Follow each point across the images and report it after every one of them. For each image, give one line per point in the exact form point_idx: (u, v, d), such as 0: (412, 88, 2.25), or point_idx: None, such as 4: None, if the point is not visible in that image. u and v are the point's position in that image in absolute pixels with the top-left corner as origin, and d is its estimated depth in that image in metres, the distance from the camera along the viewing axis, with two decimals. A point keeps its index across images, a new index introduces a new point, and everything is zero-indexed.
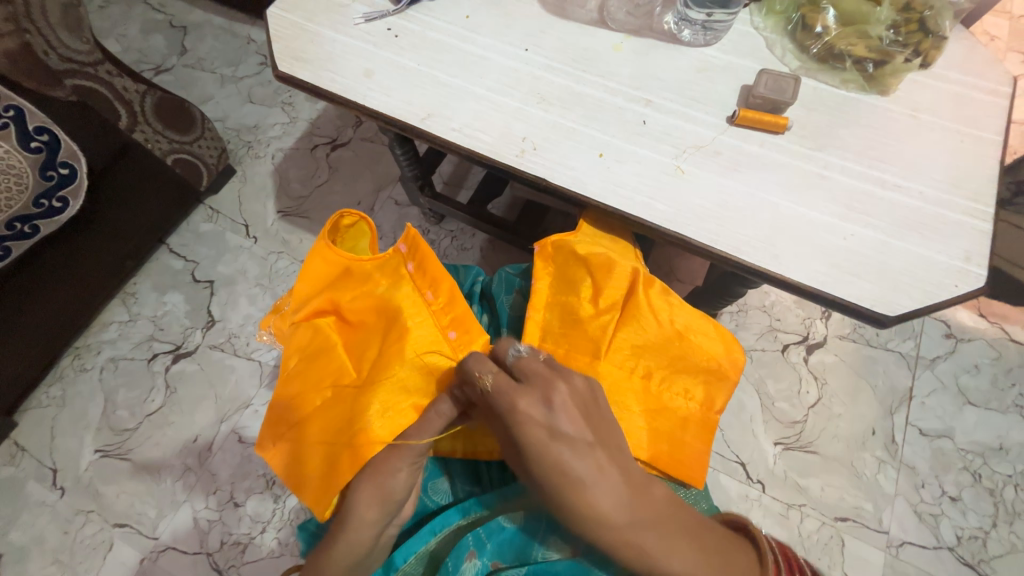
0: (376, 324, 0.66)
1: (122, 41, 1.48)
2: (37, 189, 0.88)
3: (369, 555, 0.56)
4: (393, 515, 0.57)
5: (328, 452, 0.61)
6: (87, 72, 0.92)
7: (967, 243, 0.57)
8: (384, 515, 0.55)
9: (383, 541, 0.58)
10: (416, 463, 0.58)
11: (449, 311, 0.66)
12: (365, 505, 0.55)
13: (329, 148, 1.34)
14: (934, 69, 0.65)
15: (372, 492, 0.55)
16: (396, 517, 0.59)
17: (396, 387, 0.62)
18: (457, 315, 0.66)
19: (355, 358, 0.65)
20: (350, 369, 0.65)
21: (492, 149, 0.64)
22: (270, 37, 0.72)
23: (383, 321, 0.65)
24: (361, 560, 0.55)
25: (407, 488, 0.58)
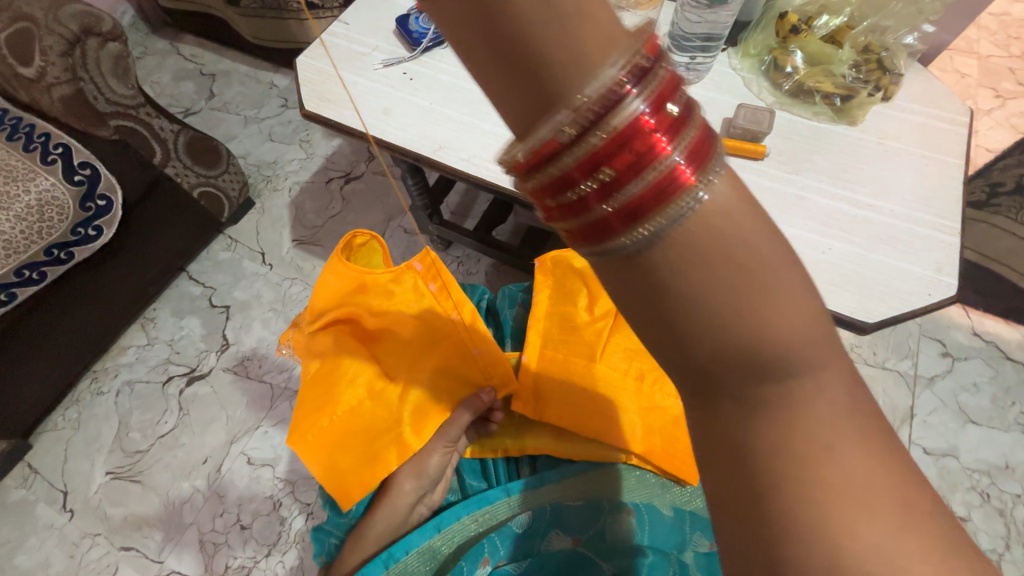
0: (401, 334, 0.69)
1: (155, 87, 1.62)
2: (76, 218, 0.96)
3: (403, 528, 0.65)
4: (423, 492, 0.66)
5: (361, 450, 0.65)
6: (129, 114, 1.03)
7: (937, 255, 0.62)
8: (417, 488, 0.65)
9: (414, 518, 0.66)
10: (448, 450, 0.68)
11: (473, 328, 0.71)
12: (401, 480, 0.65)
13: (343, 182, 1.42)
14: (895, 101, 0.72)
15: (410, 468, 0.66)
16: (426, 499, 0.67)
17: (426, 390, 0.68)
18: (480, 331, 0.71)
19: (380, 363, 0.69)
20: (379, 371, 0.68)
21: (498, 176, 0.71)
22: (299, 81, 0.80)
23: (409, 331, 0.69)
24: (398, 525, 0.64)
25: (439, 470, 0.67)
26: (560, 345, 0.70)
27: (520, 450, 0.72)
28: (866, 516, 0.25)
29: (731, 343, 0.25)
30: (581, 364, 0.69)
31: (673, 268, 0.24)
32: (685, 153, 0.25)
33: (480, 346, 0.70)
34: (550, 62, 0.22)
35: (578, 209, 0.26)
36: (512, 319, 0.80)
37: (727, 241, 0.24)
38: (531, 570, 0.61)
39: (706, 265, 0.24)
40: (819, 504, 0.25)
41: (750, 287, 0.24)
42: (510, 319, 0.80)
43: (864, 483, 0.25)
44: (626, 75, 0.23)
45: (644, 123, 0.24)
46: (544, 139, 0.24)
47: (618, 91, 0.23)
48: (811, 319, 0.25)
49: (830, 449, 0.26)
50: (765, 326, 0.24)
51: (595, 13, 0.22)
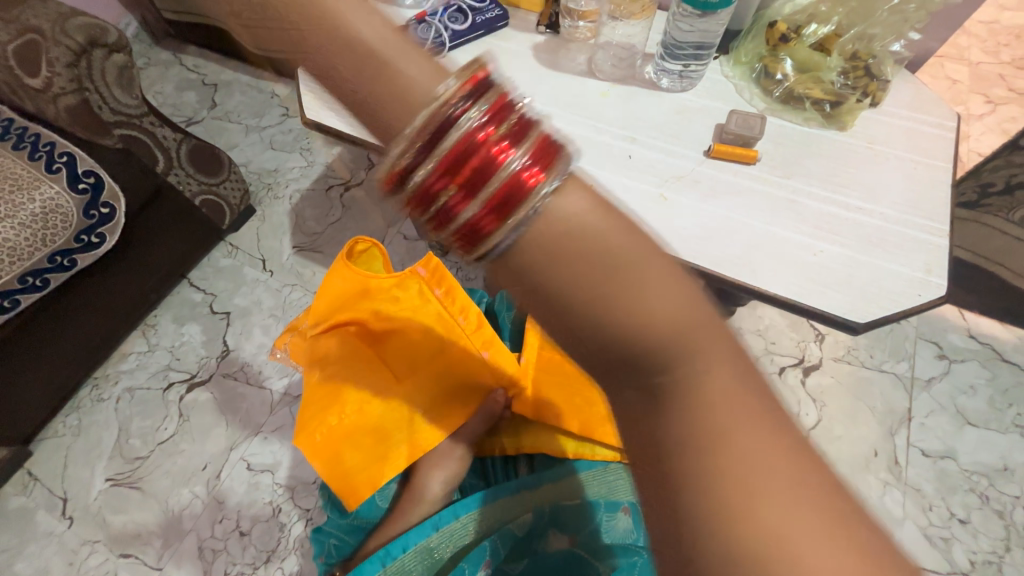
0: (409, 339, 0.72)
1: (158, 97, 1.64)
2: (79, 226, 0.97)
3: None
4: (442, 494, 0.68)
5: (373, 451, 0.68)
6: (133, 123, 1.04)
7: (927, 257, 0.63)
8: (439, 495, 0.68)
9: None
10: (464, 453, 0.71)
11: (480, 333, 0.72)
12: (422, 481, 0.68)
13: (344, 189, 1.44)
14: (883, 107, 0.74)
15: (431, 468, 0.69)
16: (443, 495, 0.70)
17: (434, 392, 0.71)
18: (486, 334, 0.73)
19: (390, 366, 0.73)
20: (388, 375, 0.72)
21: None
22: (300, 91, 0.82)
23: (417, 336, 0.72)
24: None
25: (456, 472, 0.70)
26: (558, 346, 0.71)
27: (517, 449, 0.73)
28: (770, 501, 0.24)
29: (600, 327, 0.27)
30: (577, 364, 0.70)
31: (536, 261, 0.27)
32: (519, 159, 0.29)
33: (488, 351, 0.72)
34: (388, 118, 0.32)
35: (443, 216, 0.30)
36: (511, 322, 0.81)
37: (573, 227, 0.27)
38: (529, 569, 0.62)
39: (558, 251, 0.27)
40: (723, 495, 0.25)
41: (604, 270, 0.26)
42: (509, 322, 0.80)
43: (763, 466, 0.25)
44: (454, 111, 0.30)
45: (478, 140, 0.30)
46: (397, 169, 0.31)
47: (448, 122, 0.30)
48: (678, 300, 0.27)
49: (728, 435, 0.26)
50: (629, 309, 0.26)
51: (418, 78, 0.32)
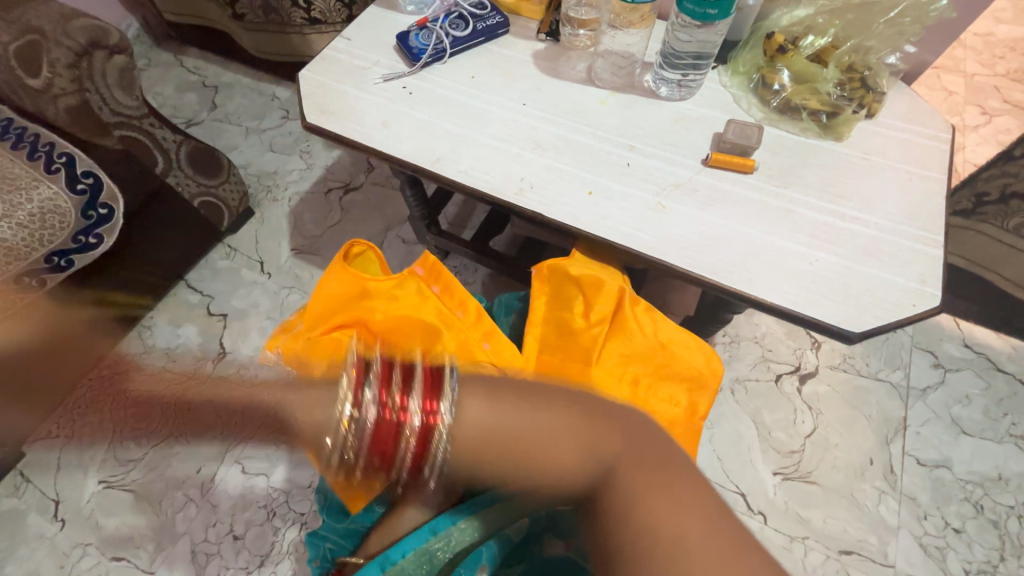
0: (408, 335, 0.71)
1: (158, 98, 1.64)
2: (77, 226, 0.97)
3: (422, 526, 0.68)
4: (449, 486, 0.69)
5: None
6: (133, 125, 1.05)
7: (922, 267, 0.63)
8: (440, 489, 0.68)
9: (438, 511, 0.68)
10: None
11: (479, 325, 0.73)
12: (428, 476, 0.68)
13: (343, 192, 1.44)
14: (879, 118, 0.75)
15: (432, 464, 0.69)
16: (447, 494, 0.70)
17: None
18: (485, 329, 0.73)
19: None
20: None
21: (493, 187, 0.72)
22: (301, 95, 0.82)
23: (415, 332, 0.71)
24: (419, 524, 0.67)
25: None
26: (557, 350, 0.71)
27: None
28: (677, 544, 0.45)
29: (553, 469, 0.47)
30: (577, 369, 0.69)
31: (500, 441, 0.47)
32: (409, 412, 0.48)
33: (489, 342, 0.72)
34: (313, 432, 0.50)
35: (387, 465, 0.50)
36: (508, 327, 0.80)
37: (506, 421, 0.47)
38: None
39: (512, 434, 0.47)
40: (652, 549, 0.45)
41: (534, 441, 0.47)
42: (506, 328, 0.80)
43: (671, 531, 0.45)
44: (354, 411, 0.48)
45: (381, 421, 0.48)
46: (341, 463, 0.50)
47: (359, 421, 0.48)
48: (556, 428, 0.47)
49: (646, 516, 0.46)
50: (536, 449, 0.47)
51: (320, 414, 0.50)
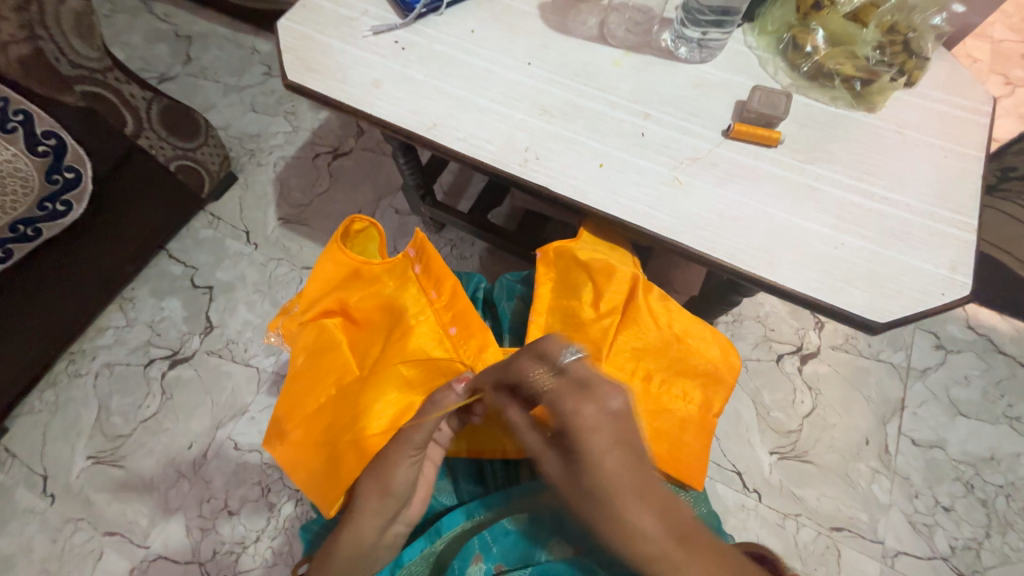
0: (382, 323, 0.67)
1: (126, 49, 1.51)
2: (42, 192, 0.89)
3: (373, 552, 0.54)
4: (396, 512, 0.55)
5: (332, 445, 0.62)
6: (96, 78, 0.95)
7: (952, 253, 0.59)
8: (383, 509, 0.54)
9: (388, 540, 0.56)
10: (415, 458, 0.56)
11: (451, 308, 0.66)
12: (364, 498, 0.54)
13: (331, 157, 1.36)
14: (917, 87, 0.69)
15: (373, 484, 0.55)
16: (402, 516, 0.57)
17: (397, 380, 0.64)
18: (458, 311, 0.66)
19: (358, 355, 0.67)
20: (353, 365, 0.66)
21: (495, 158, 0.66)
22: (281, 48, 0.74)
23: (389, 319, 0.67)
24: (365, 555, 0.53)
25: (409, 485, 0.56)
26: None
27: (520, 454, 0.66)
28: None
29: None
30: None
31: None
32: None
33: (457, 326, 0.66)
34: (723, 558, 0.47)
35: None
36: (510, 312, 0.76)
37: None
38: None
39: None
40: None
41: None
42: (508, 313, 0.75)
43: None
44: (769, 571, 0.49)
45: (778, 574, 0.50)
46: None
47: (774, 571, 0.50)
48: None
49: None
50: None
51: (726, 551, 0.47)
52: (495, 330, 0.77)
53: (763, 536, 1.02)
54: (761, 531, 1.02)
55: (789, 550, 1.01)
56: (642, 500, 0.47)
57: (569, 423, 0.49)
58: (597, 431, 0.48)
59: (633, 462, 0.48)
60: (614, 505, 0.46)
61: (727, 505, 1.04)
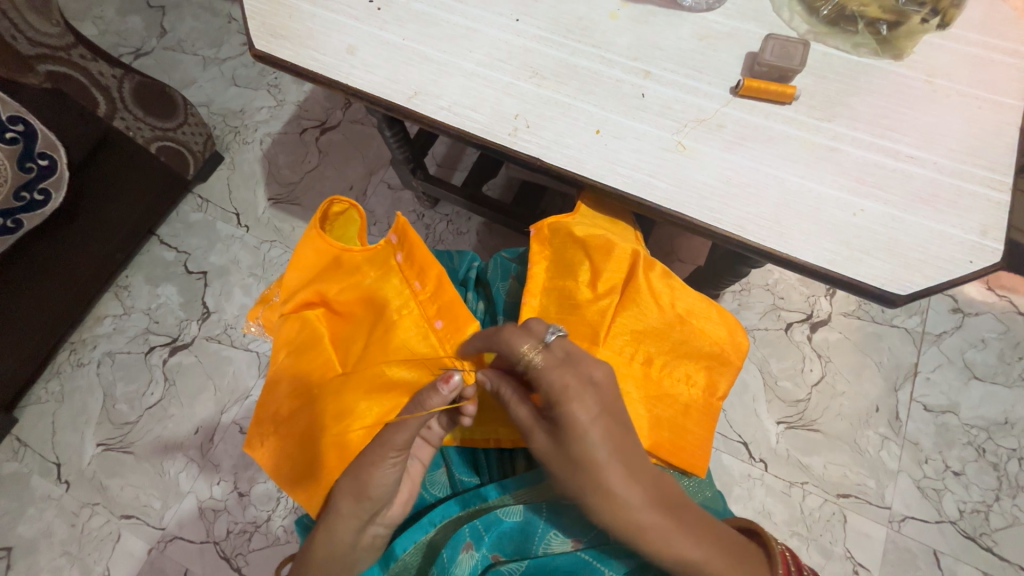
0: (364, 317, 0.65)
1: (98, 23, 1.43)
2: (15, 181, 0.86)
3: (352, 553, 0.54)
4: (373, 514, 0.55)
5: (316, 446, 0.60)
6: (60, 57, 0.89)
7: (983, 215, 0.55)
8: (359, 511, 0.53)
9: (367, 541, 0.56)
10: (396, 461, 0.54)
11: (437, 300, 0.64)
12: (341, 500, 0.53)
13: (319, 132, 1.30)
14: (952, 29, 0.62)
15: (349, 487, 0.54)
16: (381, 517, 0.57)
17: (381, 379, 0.62)
18: (445, 303, 0.64)
19: (340, 351, 0.64)
20: (335, 362, 0.64)
21: (482, 128, 0.61)
22: (247, 13, 0.68)
23: (371, 312, 0.64)
24: (343, 556, 0.54)
25: (388, 488, 0.54)
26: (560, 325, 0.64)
27: (513, 443, 0.64)
28: None
29: None
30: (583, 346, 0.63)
31: None
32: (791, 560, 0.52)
33: (443, 320, 0.65)
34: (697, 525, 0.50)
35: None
36: (505, 292, 0.73)
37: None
38: (531, 570, 0.57)
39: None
40: None
41: None
42: (502, 293, 0.72)
43: None
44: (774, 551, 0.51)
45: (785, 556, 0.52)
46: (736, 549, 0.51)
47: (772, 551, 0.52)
48: None
49: None
50: None
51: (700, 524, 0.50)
52: (488, 312, 0.74)
53: (768, 504, 1.02)
54: (766, 499, 1.02)
55: (794, 517, 1.01)
56: (625, 467, 0.49)
57: (555, 399, 0.49)
58: (583, 407, 0.48)
59: (616, 433, 0.49)
60: (600, 476, 0.48)
61: (732, 476, 1.04)
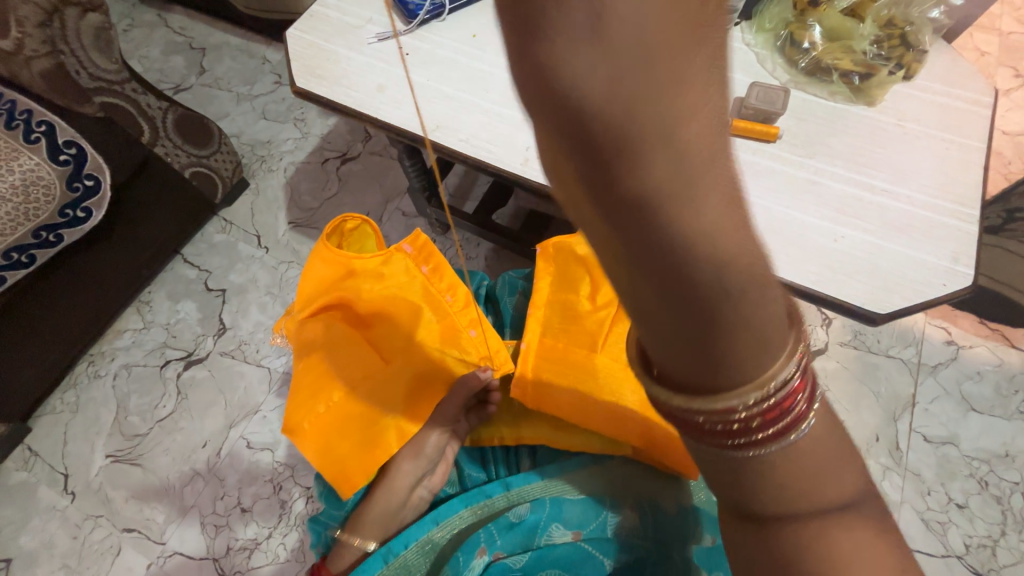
0: (394, 318, 0.73)
1: (144, 62, 1.56)
2: (63, 199, 0.93)
3: (404, 508, 0.68)
4: (423, 473, 0.69)
5: (366, 430, 0.68)
6: (114, 89, 0.99)
7: (955, 244, 0.59)
8: (418, 467, 0.69)
9: (414, 500, 0.69)
10: (446, 429, 0.71)
11: (467, 311, 0.74)
12: (401, 459, 0.69)
13: (340, 162, 1.39)
14: (917, 80, 0.69)
15: (408, 447, 0.70)
16: (426, 481, 0.70)
17: (421, 373, 0.70)
18: (474, 315, 0.75)
19: (376, 349, 0.71)
20: (372, 358, 0.70)
21: (496, 158, 0.68)
22: (290, 56, 0.76)
23: (401, 314, 0.73)
24: (396, 509, 0.67)
25: (437, 450, 0.71)
26: (561, 334, 0.71)
27: (516, 440, 0.74)
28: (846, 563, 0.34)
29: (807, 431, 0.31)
30: (581, 354, 0.69)
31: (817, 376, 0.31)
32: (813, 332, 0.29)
33: (476, 328, 0.74)
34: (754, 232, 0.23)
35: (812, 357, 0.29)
36: (512, 307, 0.81)
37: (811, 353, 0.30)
38: (531, 563, 0.62)
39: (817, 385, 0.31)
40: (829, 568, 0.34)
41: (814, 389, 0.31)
42: (510, 308, 0.80)
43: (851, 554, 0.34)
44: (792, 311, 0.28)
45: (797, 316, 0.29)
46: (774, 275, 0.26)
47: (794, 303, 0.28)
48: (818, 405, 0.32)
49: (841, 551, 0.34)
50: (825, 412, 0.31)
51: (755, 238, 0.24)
52: (497, 325, 0.82)
53: None
54: None
55: None
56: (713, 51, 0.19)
57: None
58: None
59: None
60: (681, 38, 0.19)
61: None
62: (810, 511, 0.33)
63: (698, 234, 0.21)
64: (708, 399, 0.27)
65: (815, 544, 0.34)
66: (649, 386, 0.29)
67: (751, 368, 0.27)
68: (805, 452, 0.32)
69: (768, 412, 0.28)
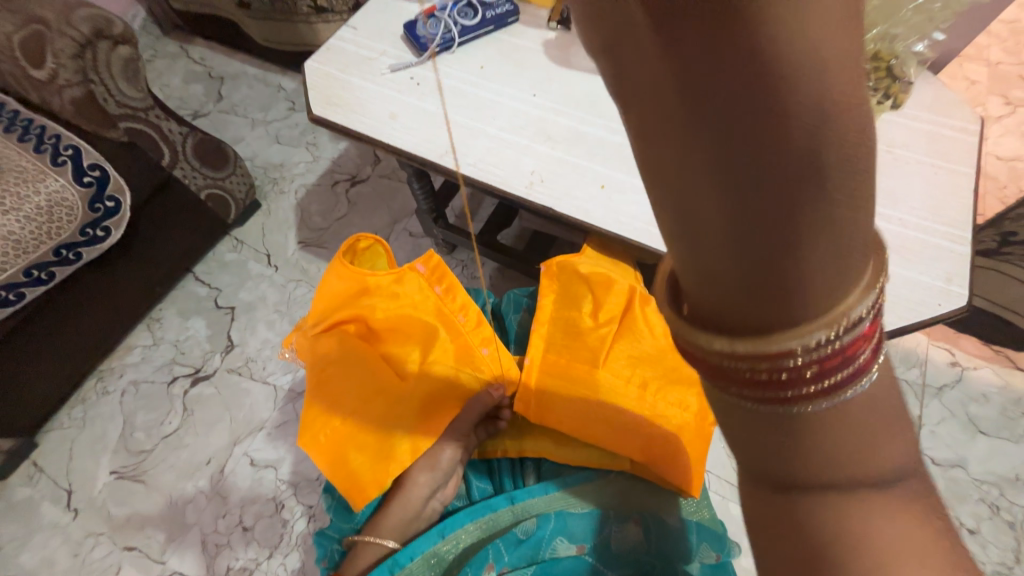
0: (409, 337, 0.75)
1: (164, 90, 1.64)
2: (85, 219, 0.97)
3: (416, 519, 0.68)
4: (437, 486, 0.70)
5: (379, 445, 0.69)
6: (138, 116, 1.05)
7: (948, 265, 0.61)
8: (432, 480, 0.69)
9: (427, 512, 0.69)
10: (461, 442, 0.72)
11: (480, 330, 0.76)
12: (416, 471, 0.69)
13: (349, 185, 1.43)
14: (904, 109, 0.72)
15: (424, 460, 0.70)
16: (438, 493, 0.70)
17: (434, 391, 0.72)
18: (485, 334, 0.76)
19: (389, 366, 0.73)
20: (385, 375, 0.71)
21: (503, 181, 0.71)
22: (307, 85, 0.81)
23: (415, 333, 0.75)
24: (410, 519, 0.68)
25: (451, 464, 0.71)
26: (563, 350, 0.72)
27: (522, 453, 0.77)
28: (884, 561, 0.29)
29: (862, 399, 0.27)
30: (583, 369, 0.70)
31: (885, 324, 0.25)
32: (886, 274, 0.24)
33: (488, 347, 0.76)
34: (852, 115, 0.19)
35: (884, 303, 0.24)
36: (517, 324, 0.83)
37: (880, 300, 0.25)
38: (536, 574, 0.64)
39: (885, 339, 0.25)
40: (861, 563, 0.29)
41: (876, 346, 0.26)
42: (515, 324, 0.82)
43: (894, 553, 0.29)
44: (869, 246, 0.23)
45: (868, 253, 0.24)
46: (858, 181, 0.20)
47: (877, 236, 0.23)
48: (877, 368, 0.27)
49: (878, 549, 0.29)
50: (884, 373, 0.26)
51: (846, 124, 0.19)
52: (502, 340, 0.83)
53: None
54: None
55: None
56: None
57: None
58: None
59: None
60: None
61: None
62: (842, 485, 0.28)
63: (793, 102, 0.17)
64: (760, 341, 0.22)
65: (832, 524, 0.29)
66: (679, 326, 0.25)
67: (818, 304, 0.22)
68: (854, 417, 0.27)
69: (827, 359, 0.23)
